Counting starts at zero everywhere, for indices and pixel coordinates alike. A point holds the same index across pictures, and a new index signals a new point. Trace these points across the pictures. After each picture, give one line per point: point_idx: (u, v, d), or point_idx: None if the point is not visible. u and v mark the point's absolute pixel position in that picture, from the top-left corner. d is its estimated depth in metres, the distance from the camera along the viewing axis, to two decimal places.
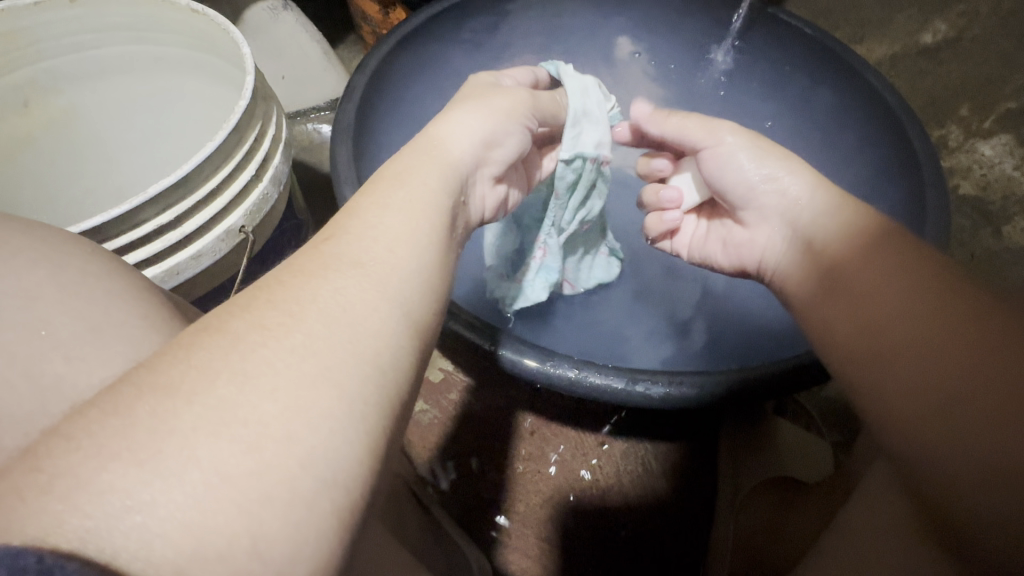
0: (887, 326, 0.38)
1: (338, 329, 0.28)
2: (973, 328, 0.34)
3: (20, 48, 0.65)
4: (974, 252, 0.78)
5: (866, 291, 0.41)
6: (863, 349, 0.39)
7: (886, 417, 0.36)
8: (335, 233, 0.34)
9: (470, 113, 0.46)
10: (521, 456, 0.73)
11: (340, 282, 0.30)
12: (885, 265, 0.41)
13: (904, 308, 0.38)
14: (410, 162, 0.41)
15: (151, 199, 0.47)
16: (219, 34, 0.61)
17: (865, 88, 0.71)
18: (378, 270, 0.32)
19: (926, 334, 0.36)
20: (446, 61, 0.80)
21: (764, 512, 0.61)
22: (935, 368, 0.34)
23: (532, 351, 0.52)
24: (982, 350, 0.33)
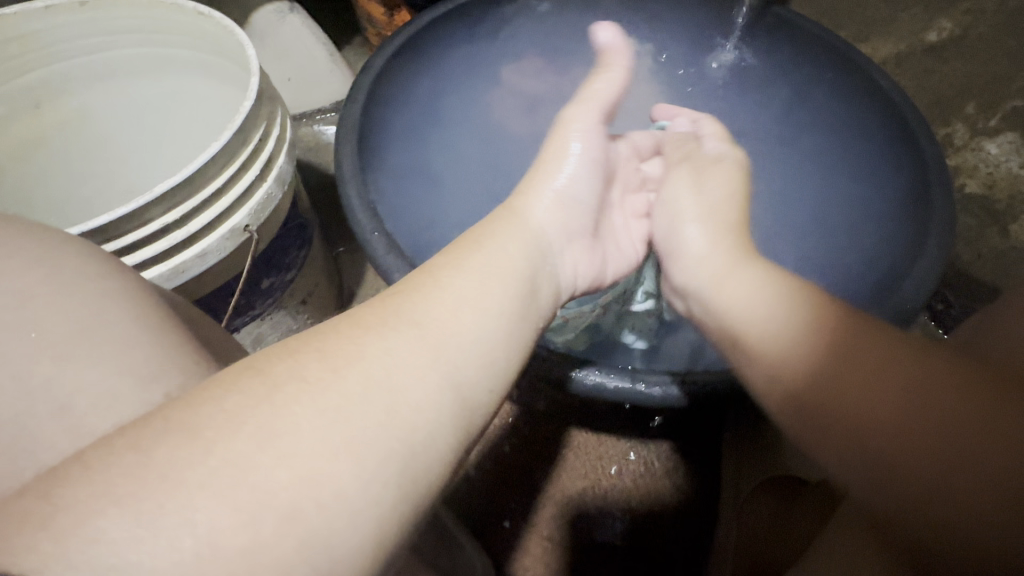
0: (881, 413, 0.33)
1: (378, 389, 0.29)
2: (949, 397, 0.32)
3: (32, 51, 0.65)
4: (981, 251, 0.79)
5: (862, 378, 0.35)
6: (858, 435, 0.34)
7: (889, 502, 0.32)
8: (406, 288, 0.36)
9: (558, 171, 0.51)
10: (541, 463, 0.73)
11: (392, 343, 0.32)
12: (844, 350, 0.37)
13: (891, 388, 0.34)
14: (493, 227, 0.45)
15: (158, 199, 0.47)
16: (224, 35, 0.62)
17: (870, 87, 0.72)
18: (434, 331, 0.33)
19: (907, 403, 0.33)
20: (454, 61, 0.81)
21: (768, 511, 0.59)
22: (903, 442, 0.32)
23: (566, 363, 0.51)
24: (959, 430, 0.31)
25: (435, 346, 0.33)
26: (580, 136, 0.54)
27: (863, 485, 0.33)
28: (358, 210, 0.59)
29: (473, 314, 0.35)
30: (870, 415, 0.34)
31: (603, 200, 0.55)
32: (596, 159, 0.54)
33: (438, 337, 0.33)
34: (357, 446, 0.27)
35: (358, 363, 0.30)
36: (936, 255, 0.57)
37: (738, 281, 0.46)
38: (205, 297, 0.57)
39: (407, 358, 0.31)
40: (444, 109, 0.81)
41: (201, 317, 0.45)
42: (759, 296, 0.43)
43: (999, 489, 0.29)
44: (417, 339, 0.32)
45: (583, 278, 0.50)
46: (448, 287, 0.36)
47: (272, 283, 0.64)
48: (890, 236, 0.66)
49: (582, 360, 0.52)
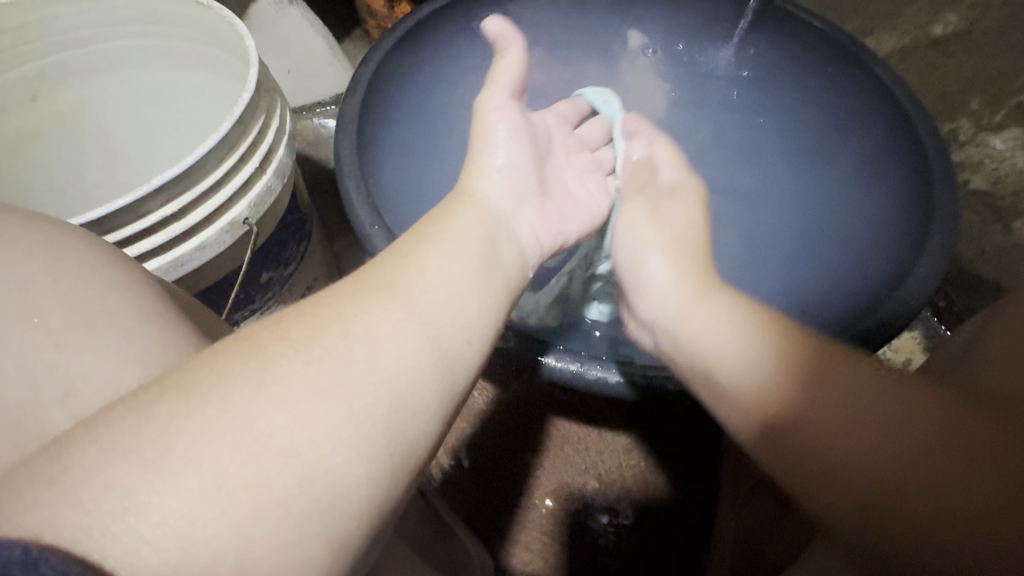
0: (863, 453, 0.33)
1: (357, 344, 0.29)
2: (926, 428, 0.32)
3: (28, 42, 0.65)
4: (983, 248, 0.79)
5: (838, 416, 0.34)
6: (844, 479, 0.33)
7: (875, 540, 0.32)
8: (376, 265, 0.35)
9: (491, 151, 0.49)
10: (527, 454, 0.73)
11: (373, 307, 0.31)
12: (820, 387, 0.36)
13: (869, 424, 0.33)
14: (450, 209, 0.44)
15: (156, 191, 0.47)
16: (222, 26, 0.61)
17: (875, 83, 0.71)
18: (411, 296, 0.33)
19: (889, 440, 0.32)
20: (456, 56, 0.81)
21: (768, 509, 0.58)
22: (891, 473, 0.31)
23: (538, 347, 0.52)
24: (942, 464, 0.31)
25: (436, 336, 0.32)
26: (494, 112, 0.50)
27: (857, 525, 0.32)
28: (358, 204, 0.59)
29: (440, 273, 0.35)
30: (853, 455, 0.33)
31: (544, 171, 0.53)
32: (520, 130, 0.51)
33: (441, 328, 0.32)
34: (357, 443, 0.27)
35: (352, 349, 0.29)
36: (940, 252, 0.56)
37: (694, 311, 0.44)
38: (205, 290, 0.57)
39: (410, 347, 0.30)
40: (445, 104, 0.80)
41: (202, 310, 0.45)
42: (725, 331, 0.41)
43: (986, 520, 0.29)
44: (405, 311, 0.32)
45: (546, 243, 0.49)
46: (451, 276, 0.36)
47: (271, 277, 0.63)
48: (891, 234, 0.66)
49: (582, 354, 0.52)
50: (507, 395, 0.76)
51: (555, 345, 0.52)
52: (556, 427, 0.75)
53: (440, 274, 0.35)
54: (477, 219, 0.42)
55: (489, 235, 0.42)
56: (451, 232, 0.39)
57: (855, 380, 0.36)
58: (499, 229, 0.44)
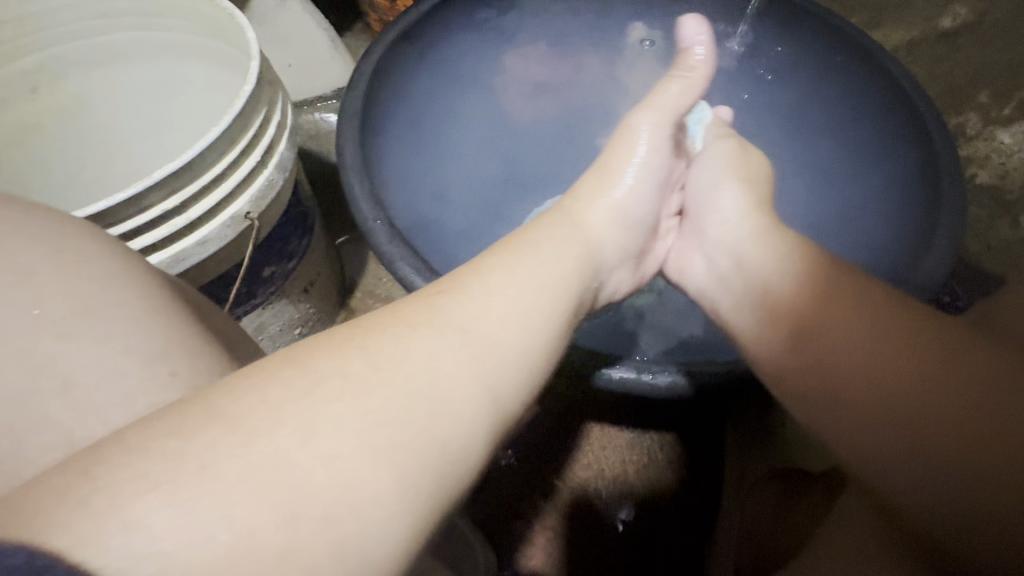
0: (860, 359, 0.37)
1: (408, 369, 0.30)
2: (923, 346, 0.36)
3: (28, 34, 0.65)
4: (990, 242, 0.77)
5: (844, 329, 0.38)
6: (839, 377, 0.37)
7: (856, 431, 0.36)
8: (450, 288, 0.36)
9: (618, 187, 0.52)
10: (553, 455, 0.73)
11: (442, 346, 0.31)
12: (833, 306, 0.40)
13: (870, 335, 0.37)
14: (546, 236, 0.44)
15: (157, 184, 0.46)
16: (223, 18, 0.60)
17: (882, 76, 0.70)
18: (478, 336, 0.33)
19: (887, 348, 0.36)
20: (460, 49, 0.80)
21: (770, 499, 0.58)
22: (881, 373, 0.36)
23: (590, 356, 0.51)
24: (937, 373, 0.34)
25: (477, 353, 0.32)
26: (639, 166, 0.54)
27: (842, 420, 0.36)
28: (361, 198, 0.58)
29: (513, 321, 0.35)
30: (851, 358, 0.37)
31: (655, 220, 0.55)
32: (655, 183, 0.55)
33: (480, 345, 0.32)
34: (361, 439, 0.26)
35: (407, 372, 0.29)
36: (947, 247, 0.56)
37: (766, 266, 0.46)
38: (208, 284, 0.56)
39: (457, 360, 0.31)
40: (449, 98, 0.80)
41: (205, 302, 0.45)
42: (771, 258, 0.46)
43: (968, 416, 0.32)
44: (458, 337, 0.32)
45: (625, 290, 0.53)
46: (492, 291, 0.36)
47: (274, 271, 0.63)
48: (897, 228, 0.66)
49: (588, 350, 0.51)
50: None
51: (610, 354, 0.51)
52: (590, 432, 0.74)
53: (496, 293, 0.36)
54: (558, 236, 0.43)
55: (583, 279, 0.42)
56: (517, 247, 0.40)
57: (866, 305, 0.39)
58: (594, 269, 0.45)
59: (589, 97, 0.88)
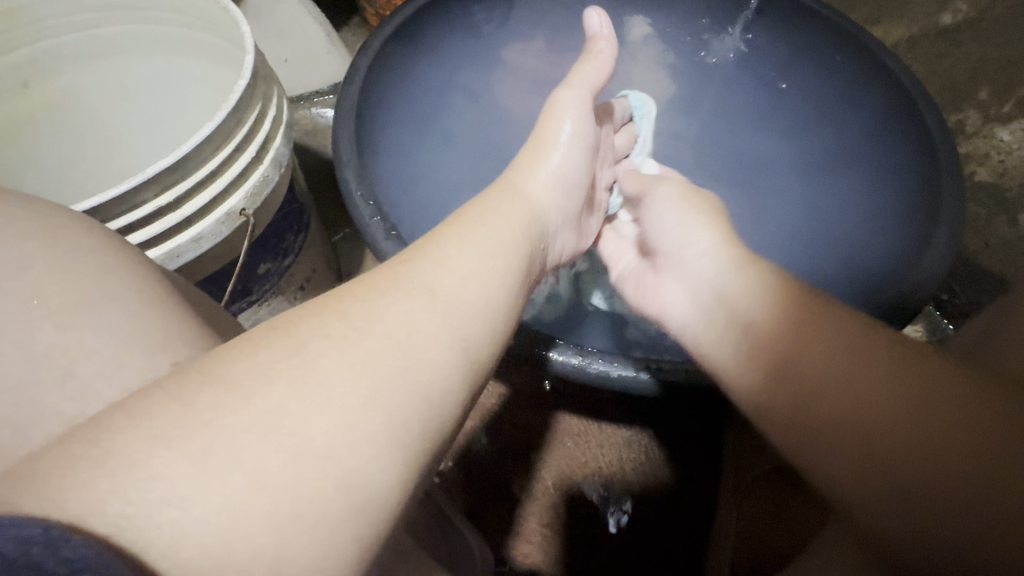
0: (862, 419, 0.33)
1: (396, 349, 0.29)
2: (919, 394, 0.32)
3: (19, 26, 0.64)
4: (988, 240, 0.77)
5: (831, 383, 0.35)
6: (841, 443, 0.33)
7: (872, 508, 0.32)
8: (412, 257, 0.35)
9: (548, 156, 0.50)
10: (528, 448, 0.73)
11: (408, 305, 0.31)
12: (815, 356, 0.36)
13: (864, 388, 0.34)
14: (490, 203, 0.43)
15: (150, 180, 0.46)
16: (217, 11, 0.60)
17: (882, 72, 0.69)
18: (445, 299, 0.33)
19: (886, 402, 0.33)
20: (457, 45, 0.79)
21: (767, 498, 0.59)
22: (886, 437, 0.32)
23: (583, 353, 0.51)
24: (942, 428, 0.31)
25: (445, 310, 0.32)
26: (575, 123, 0.53)
27: (857, 490, 0.33)
28: (356, 194, 0.58)
29: (476, 283, 0.35)
30: (852, 419, 0.33)
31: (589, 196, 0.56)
32: (588, 145, 0.53)
33: (446, 302, 0.33)
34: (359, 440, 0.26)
35: (383, 328, 0.29)
36: (946, 245, 0.55)
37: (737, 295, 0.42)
38: (203, 281, 0.56)
39: (425, 318, 0.31)
40: (446, 95, 0.79)
41: (201, 298, 0.44)
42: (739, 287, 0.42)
43: (987, 473, 0.29)
44: (438, 314, 0.32)
45: (567, 255, 0.53)
46: (445, 257, 0.35)
47: (269, 268, 0.63)
48: (892, 227, 0.66)
49: (585, 348, 0.51)
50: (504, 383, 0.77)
51: (559, 339, 0.51)
52: (563, 424, 0.75)
53: (448, 258, 0.35)
54: (495, 205, 0.43)
55: (529, 240, 0.42)
56: (467, 220, 0.40)
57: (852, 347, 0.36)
58: (536, 225, 0.44)
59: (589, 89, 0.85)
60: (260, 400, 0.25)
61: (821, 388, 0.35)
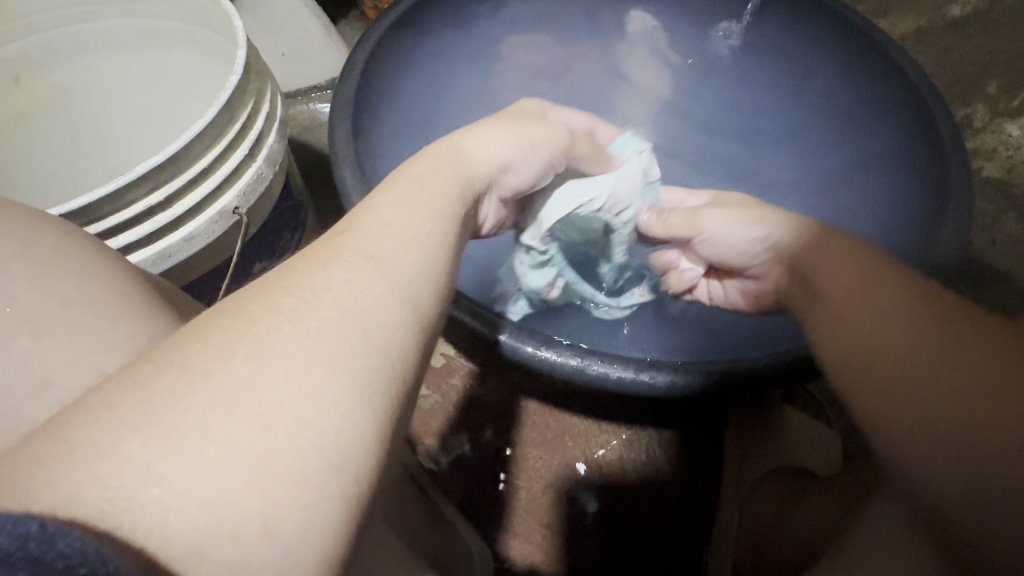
0: (875, 326, 0.37)
1: (351, 316, 0.27)
2: (927, 306, 0.36)
3: (10, 20, 0.64)
4: (996, 237, 0.75)
5: (853, 295, 0.40)
6: (856, 344, 0.38)
7: (879, 398, 0.35)
8: (352, 227, 0.33)
9: (484, 136, 0.45)
10: (507, 434, 0.73)
11: (356, 273, 0.29)
12: (841, 273, 0.41)
13: (877, 299, 0.38)
14: (420, 167, 0.40)
15: (139, 179, 0.45)
16: (209, 4, 0.59)
17: (889, 65, 0.68)
18: (393, 266, 0.31)
19: (895, 309, 0.37)
20: (457, 39, 0.78)
21: (774, 500, 0.59)
22: (895, 335, 0.36)
23: (573, 350, 0.50)
24: (941, 330, 0.34)
25: (393, 275, 0.31)
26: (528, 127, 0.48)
27: (869, 381, 0.36)
28: (352, 190, 0.57)
29: (425, 249, 0.33)
30: (866, 323, 0.38)
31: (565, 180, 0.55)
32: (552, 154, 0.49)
33: (393, 266, 0.31)
34: (345, 460, 0.24)
35: (335, 299, 0.28)
36: (954, 241, 0.55)
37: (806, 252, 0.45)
38: (196, 280, 0.55)
39: (360, 275, 0.29)
40: (444, 89, 0.78)
41: (187, 302, 0.43)
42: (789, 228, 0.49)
43: (980, 366, 0.32)
44: (390, 285, 0.30)
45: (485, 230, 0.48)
46: (383, 223, 0.34)
47: (265, 267, 0.62)
48: (897, 228, 0.65)
49: (583, 349, 0.50)
50: (484, 371, 0.76)
51: (521, 325, 0.51)
52: (529, 407, 0.75)
53: (393, 225, 0.34)
54: (436, 170, 0.40)
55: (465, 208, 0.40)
56: (402, 184, 0.38)
57: (873, 274, 0.40)
58: (465, 192, 0.41)
59: (571, 94, 0.86)
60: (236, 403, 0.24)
61: (866, 324, 0.38)
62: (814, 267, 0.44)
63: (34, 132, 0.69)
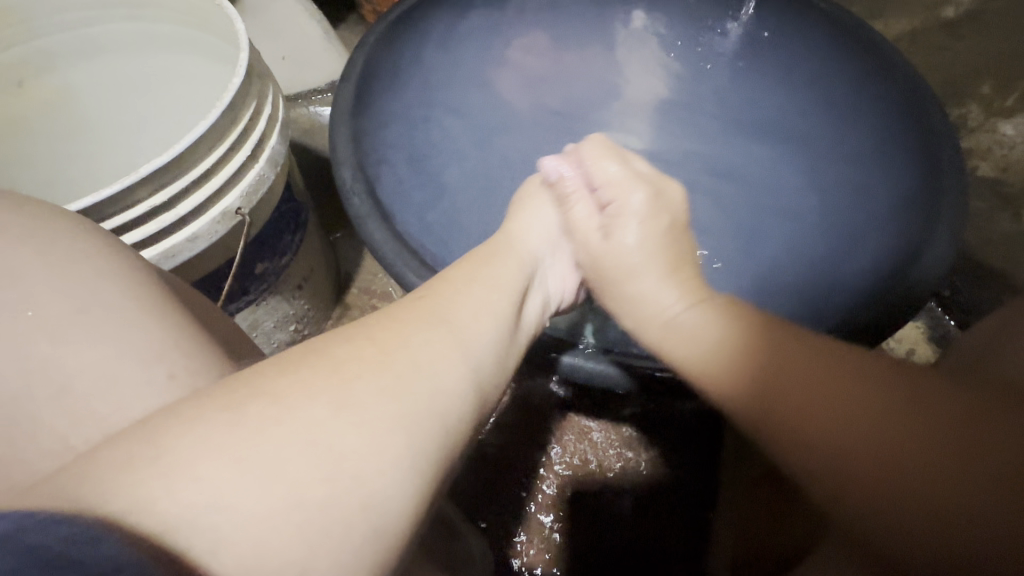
0: (880, 456, 0.34)
1: (418, 376, 0.32)
2: (903, 410, 0.34)
3: (13, 25, 0.65)
4: (990, 236, 0.75)
5: (820, 417, 0.36)
6: (861, 477, 0.34)
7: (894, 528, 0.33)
8: (429, 294, 0.39)
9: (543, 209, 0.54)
10: (510, 434, 0.74)
11: (427, 334, 0.35)
12: (786, 384, 0.38)
13: (850, 410, 0.35)
14: (497, 247, 0.48)
15: (143, 179, 0.45)
16: (212, 9, 0.59)
17: (885, 72, 0.70)
18: (447, 311, 0.37)
19: (878, 424, 0.34)
20: (459, 46, 0.80)
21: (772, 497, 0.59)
22: (907, 460, 0.33)
23: (572, 348, 0.51)
24: (929, 438, 0.33)
25: (459, 334, 0.36)
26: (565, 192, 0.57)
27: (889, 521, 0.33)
28: (354, 194, 0.59)
29: (489, 317, 0.39)
30: (859, 444, 0.34)
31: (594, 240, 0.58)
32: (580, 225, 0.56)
33: (461, 326, 0.37)
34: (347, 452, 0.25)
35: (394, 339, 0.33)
36: (949, 240, 0.56)
37: (720, 351, 0.42)
38: (198, 281, 0.55)
39: (435, 334, 0.35)
40: (448, 92, 0.79)
41: (194, 301, 0.43)
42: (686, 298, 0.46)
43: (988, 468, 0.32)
44: (454, 339, 0.36)
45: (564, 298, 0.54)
46: (460, 295, 0.39)
47: (267, 269, 0.62)
48: (881, 227, 0.66)
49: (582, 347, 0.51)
50: None
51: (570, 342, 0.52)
52: (535, 410, 0.75)
53: (463, 295, 0.40)
54: (511, 251, 0.48)
55: (526, 283, 0.46)
56: (471, 262, 0.45)
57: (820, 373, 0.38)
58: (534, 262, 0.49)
59: (572, 96, 0.85)
60: (299, 431, 0.28)
61: (873, 454, 0.34)
62: (762, 392, 0.39)
63: (41, 135, 0.70)
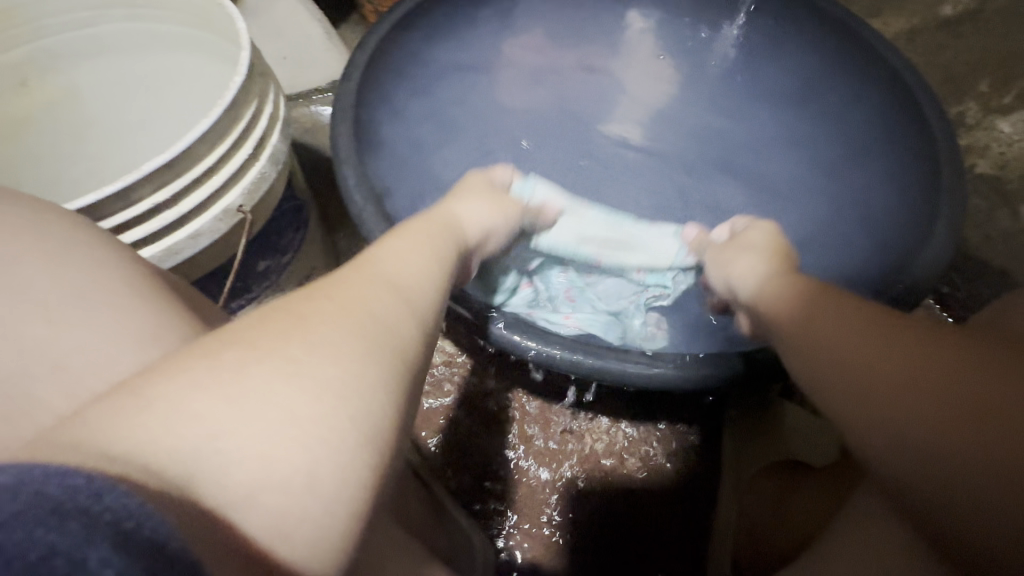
0: (898, 388, 0.36)
1: (374, 326, 0.32)
2: (930, 352, 0.36)
3: (16, 25, 0.65)
4: (988, 233, 0.76)
5: (850, 354, 0.38)
6: (877, 405, 0.36)
7: (898, 456, 0.35)
8: (368, 261, 0.37)
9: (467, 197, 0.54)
10: (506, 429, 0.73)
11: (377, 294, 0.34)
12: (827, 324, 0.41)
13: (876, 348, 0.38)
14: (424, 225, 0.46)
15: (147, 177, 0.46)
16: (214, 9, 0.60)
17: (885, 67, 0.70)
18: (415, 293, 0.36)
19: (901, 363, 0.36)
20: (458, 43, 0.79)
21: (772, 491, 0.59)
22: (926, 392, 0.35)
23: (573, 344, 0.50)
24: (950, 380, 0.35)
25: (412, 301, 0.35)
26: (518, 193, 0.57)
27: (898, 447, 0.35)
28: (354, 189, 0.59)
29: (426, 279, 0.39)
30: (885, 378, 0.36)
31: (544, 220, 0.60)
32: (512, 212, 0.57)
33: (414, 297, 0.36)
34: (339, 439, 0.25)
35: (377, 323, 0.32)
36: (946, 236, 0.57)
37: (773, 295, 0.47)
38: (200, 278, 0.56)
39: (391, 306, 0.34)
40: (445, 89, 0.79)
41: (196, 296, 0.44)
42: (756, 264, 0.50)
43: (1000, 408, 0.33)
44: (409, 307, 0.35)
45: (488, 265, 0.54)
46: (398, 263, 0.38)
47: (268, 266, 0.63)
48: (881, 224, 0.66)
49: (583, 343, 0.51)
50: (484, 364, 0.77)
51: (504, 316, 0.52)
52: (528, 404, 0.75)
53: (404, 265, 0.38)
54: (441, 227, 0.47)
55: (458, 257, 0.45)
56: (402, 233, 0.43)
57: (856, 317, 0.40)
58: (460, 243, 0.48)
59: (570, 96, 0.87)
60: None
61: (889, 387, 0.36)
62: (805, 331, 0.41)
63: (44, 133, 0.70)
